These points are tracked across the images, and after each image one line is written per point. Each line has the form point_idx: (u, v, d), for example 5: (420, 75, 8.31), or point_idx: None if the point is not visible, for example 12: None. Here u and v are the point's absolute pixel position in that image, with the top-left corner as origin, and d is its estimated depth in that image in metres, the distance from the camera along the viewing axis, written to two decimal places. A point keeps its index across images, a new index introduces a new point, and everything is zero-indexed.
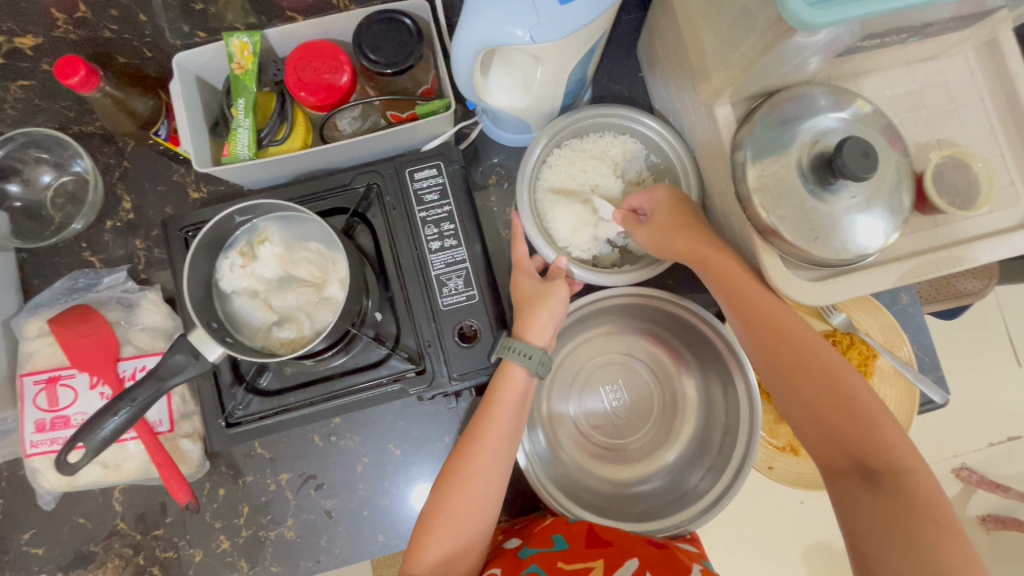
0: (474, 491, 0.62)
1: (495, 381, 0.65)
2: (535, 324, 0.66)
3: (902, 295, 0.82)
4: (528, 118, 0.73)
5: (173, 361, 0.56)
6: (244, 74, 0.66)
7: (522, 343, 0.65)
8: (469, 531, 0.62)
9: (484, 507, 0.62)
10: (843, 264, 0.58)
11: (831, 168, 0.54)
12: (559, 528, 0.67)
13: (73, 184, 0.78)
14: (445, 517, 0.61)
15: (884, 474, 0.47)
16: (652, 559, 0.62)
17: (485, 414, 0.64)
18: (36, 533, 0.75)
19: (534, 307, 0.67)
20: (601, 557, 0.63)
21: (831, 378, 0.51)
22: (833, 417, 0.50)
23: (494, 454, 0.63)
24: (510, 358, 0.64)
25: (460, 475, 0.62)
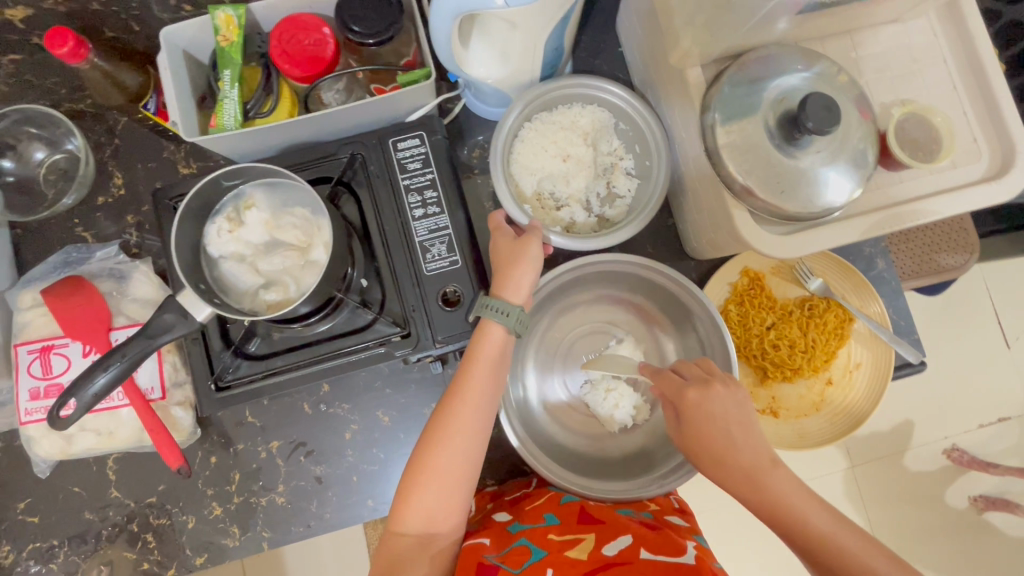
0: (456, 450, 0.63)
1: (474, 340, 0.66)
2: (513, 283, 0.67)
3: (878, 262, 0.84)
4: (507, 89, 0.75)
5: (163, 319, 0.58)
6: (230, 47, 0.68)
7: (499, 301, 0.66)
8: (452, 492, 0.63)
9: (467, 466, 0.63)
10: (810, 218, 0.60)
11: (795, 123, 0.57)
12: (552, 507, 0.70)
13: (65, 161, 0.80)
14: (429, 475, 0.62)
15: (831, 564, 0.51)
16: (645, 536, 0.64)
17: (465, 373, 0.65)
18: (31, 502, 0.77)
19: (513, 265, 0.67)
20: (593, 531, 0.65)
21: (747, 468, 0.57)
22: (751, 497, 0.57)
23: (475, 412, 0.64)
24: (487, 316, 0.65)
25: (441, 434, 0.63)
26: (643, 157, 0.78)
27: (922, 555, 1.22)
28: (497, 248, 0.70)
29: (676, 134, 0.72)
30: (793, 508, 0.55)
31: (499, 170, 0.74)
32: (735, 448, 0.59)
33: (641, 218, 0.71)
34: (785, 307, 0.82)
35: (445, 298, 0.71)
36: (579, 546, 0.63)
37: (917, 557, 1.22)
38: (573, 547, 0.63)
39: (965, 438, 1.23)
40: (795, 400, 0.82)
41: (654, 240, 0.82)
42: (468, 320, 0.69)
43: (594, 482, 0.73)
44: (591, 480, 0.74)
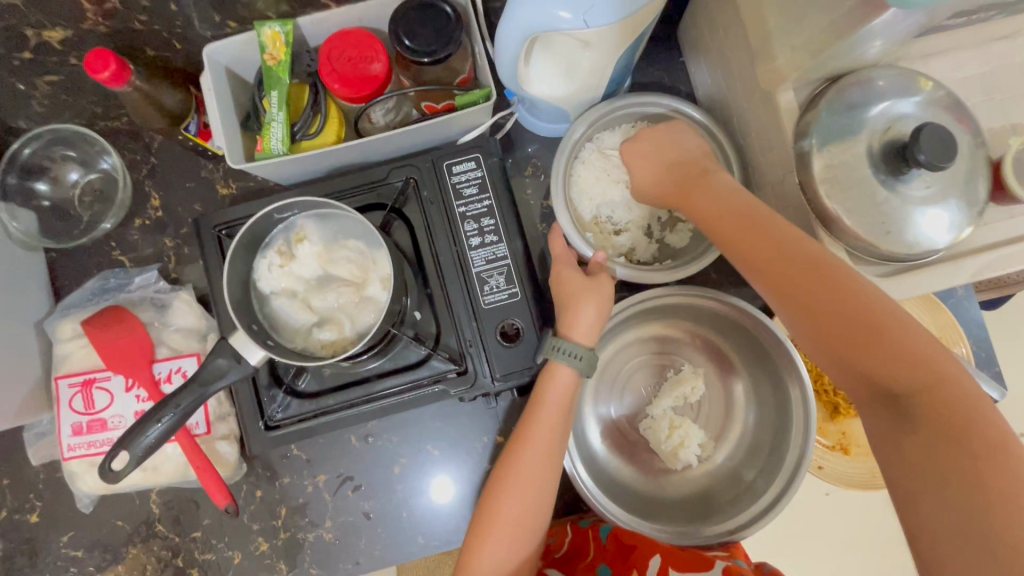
0: (525, 500, 0.59)
1: (542, 382, 0.63)
2: (582, 323, 0.63)
3: (957, 288, 0.79)
4: (569, 107, 0.69)
5: (216, 365, 0.55)
6: (276, 65, 0.64)
7: (570, 343, 0.62)
8: (522, 542, 0.59)
9: (535, 516, 0.60)
10: (912, 260, 0.55)
11: (905, 156, 0.51)
12: (598, 555, 0.66)
13: (101, 182, 0.77)
14: (497, 526, 0.59)
15: (941, 415, 0.41)
16: (674, 554, 0.62)
17: (532, 418, 0.62)
18: (74, 535, 0.75)
19: (581, 303, 0.64)
20: (632, 567, 0.61)
21: (857, 306, 0.46)
22: (859, 349, 0.45)
23: (544, 459, 0.60)
24: (556, 359, 0.62)
25: (509, 482, 0.60)
26: None
27: None
28: (562, 284, 0.66)
29: (752, 158, 0.67)
30: (922, 362, 0.43)
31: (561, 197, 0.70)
32: (847, 288, 0.47)
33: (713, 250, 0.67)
34: None
35: (505, 335, 0.67)
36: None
37: None
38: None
39: None
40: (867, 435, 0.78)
41: (720, 265, 0.77)
42: (535, 361, 0.65)
43: (660, 525, 0.68)
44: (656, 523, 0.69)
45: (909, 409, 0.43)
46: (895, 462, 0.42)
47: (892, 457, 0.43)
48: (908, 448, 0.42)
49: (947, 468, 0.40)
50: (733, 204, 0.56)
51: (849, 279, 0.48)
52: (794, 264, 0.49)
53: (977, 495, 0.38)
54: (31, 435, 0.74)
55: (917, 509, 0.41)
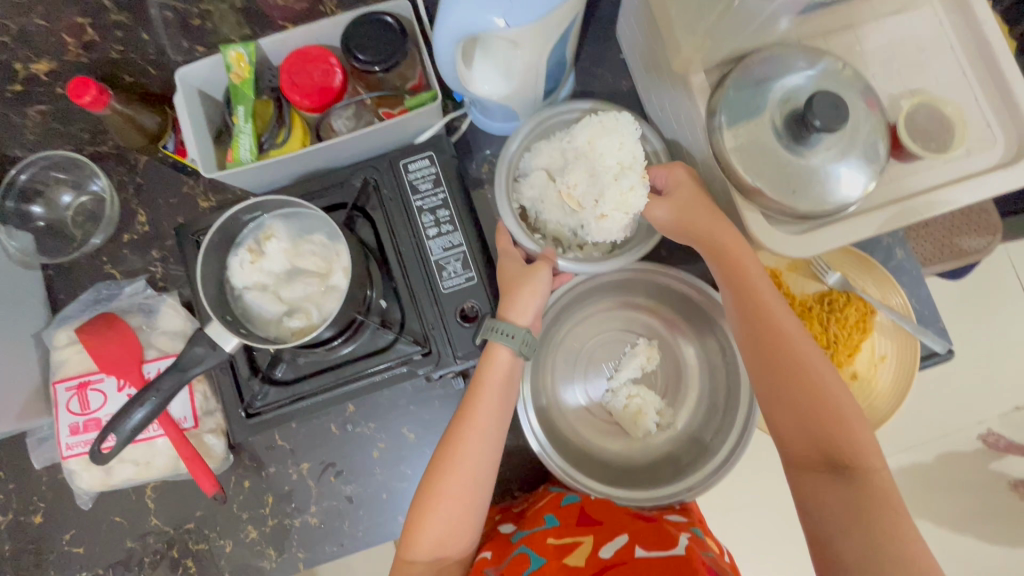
0: (464, 476, 0.63)
1: (481, 363, 0.67)
2: (520, 307, 0.68)
3: (897, 252, 0.84)
4: (514, 105, 0.76)
5: (194, 352, 0.60)
6: (242, 83, 0.70)
7: (506, 323, 0.67)
8: (462, 515, 0.63)
9: (475, 491, 0.64)
10: (826, 216, 0.60)
11: (803, 123, 0.56)
12: (552, 509, 0.70)
13: (92, 203, 0.83)
14: (438, 500, 0.63)
15: (871, 488, 0.52)
16: (640, 533, 0.64)
17: (474, 398, 0.66)
18: (76, 533, 0.80)
19: (519, 288, 0.68)
20: (590, 533, 0.65)
21: (822, 389, 0.57)
22: (820, 422, 0.56)
23: (482, 439, 0.65)
24: (494, 339, 0.67)
25: (452, 460, 0.64)
26: None
27: (965, 542, 1.19)
28: (504, 273, 0.71)
29: (682, 140, 0.73)
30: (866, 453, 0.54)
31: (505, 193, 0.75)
32: (823, 382, 0.57)
33: (655, 235, 0.73)
34: (804, 303, 0.81)
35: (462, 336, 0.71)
36: (577, 551, 0.63)
37: (960, 546, 1.19)
38: (571, 553, 0.63)
39: (1002, 421, 1.19)
40: None
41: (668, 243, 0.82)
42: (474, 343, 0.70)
43: (618, 489, 0.72)
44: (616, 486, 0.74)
45: (848, 477, 0.53)
46: (824, 508, 0.53)
47: (831, 512, 0.53)
48: (841, 500, 0.53)
49: (878, 537, 0.50)
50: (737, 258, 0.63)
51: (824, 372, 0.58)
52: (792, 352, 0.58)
53: (889, 548, 0.49)
54: (33, 439, 0.79)
55: (840, 557, 0.51)
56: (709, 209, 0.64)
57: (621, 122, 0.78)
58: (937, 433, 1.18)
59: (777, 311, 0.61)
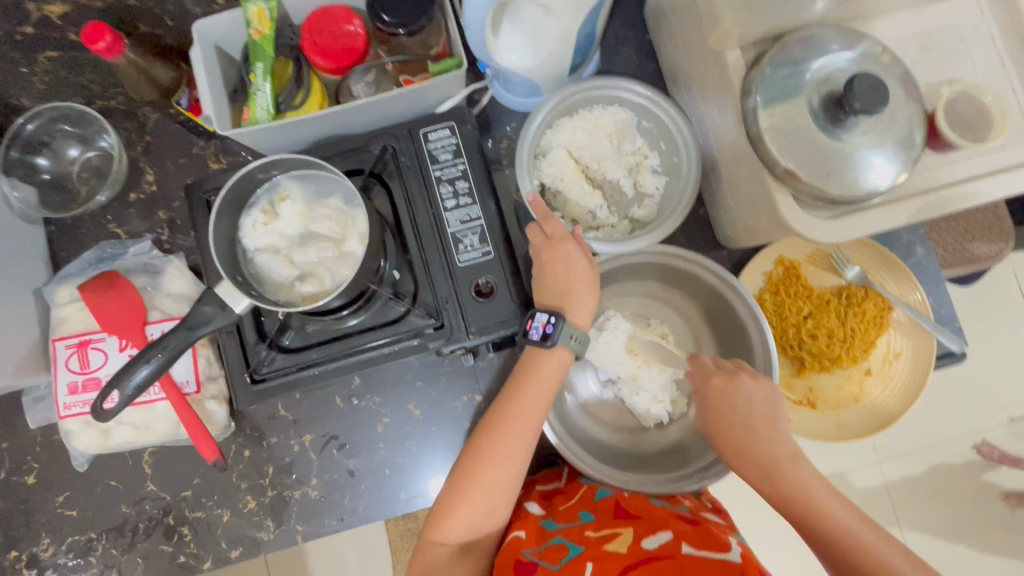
0: (504, 468, 0.64)
1: (537, 357, 0.67)
2: (583, 310, 0.69)
3: (917, 250, 0.83)
4: (539, 78, 0.74)
5: (202, 311, 0.58)
6: (261, 39, 0.68)
7: (575, 329, 0.67)
8: (496, 504, 0.64)
9: (511, 482, 0.64)
10: (855, 203, 0.58)
11: (842, 104, 0.55)
12: (586, 505, 0.69)
13: (98, 159, 0.81)
14: (475, 487, 0.63)
15: None
16: (686, 532, 0.62)
17: (520, 392, 0.66)
18: (69, 495, 0.78)
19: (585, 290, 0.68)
20: (630, 525, 0.64)
21: (833, 522, 0.58)
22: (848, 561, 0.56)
23: (523, 439, 0.65)
24: (565, 345, 0.66)
25: (494, 452, 0.64)
26: (669, 155, 0.77)
27: (957, 549, 1.19)
28: (572, 270, 0.68)
29: (710, 122, 0.71)
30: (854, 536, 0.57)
31: (526, 173, 0.74)
32: (791, 478, 0.62)
33: (676, 215, 0.71)
34: (821, 296, 0.80)
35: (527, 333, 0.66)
36: (617, 540, 0.62)
37: (952, 553, 1.19)
38: (611, 542, 0.62)
39: (1002, 430, 1.19)
40: (833, 392, 0.80)
41: (687, 230, 0.81)
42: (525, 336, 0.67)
43: (630, 476, 0.72)
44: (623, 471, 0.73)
45: None
46: None
47: None
48: None
49: None
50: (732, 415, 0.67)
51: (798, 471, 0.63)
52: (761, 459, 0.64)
53: None
54: (29, 398, 0.77)
55: None
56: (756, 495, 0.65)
57: (640, 100, 0.76)
58: (936, 439, 1.18)
59: (765, 451, 0.64)
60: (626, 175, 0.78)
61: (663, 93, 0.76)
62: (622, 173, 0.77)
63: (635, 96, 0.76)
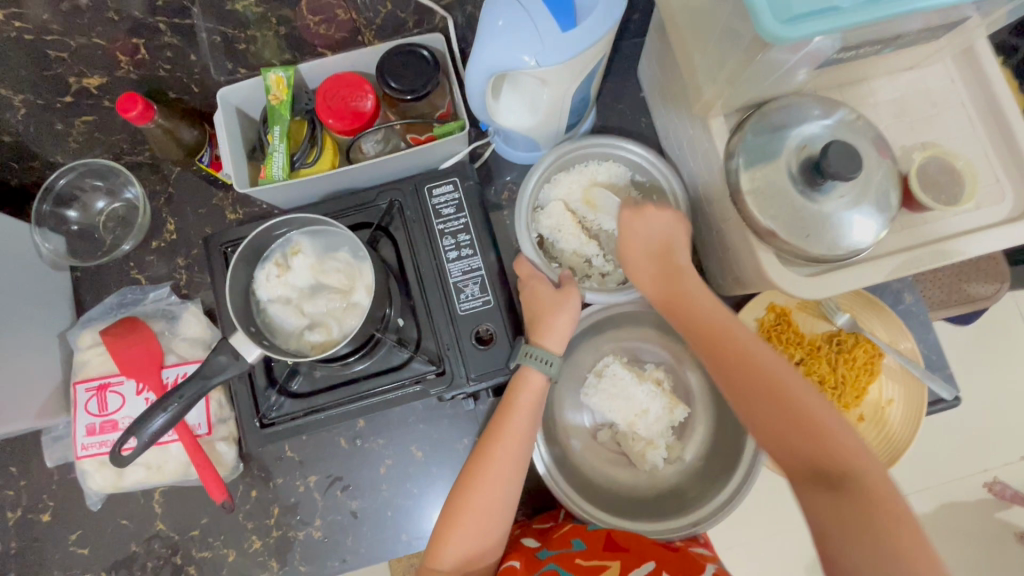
0: (493, 494, 0.64)
1: (515, 385, 0.69)
2: (553, 332, 0.71)
3: (906, 296, 0.85)
4: (537, 136, 0.78)
5: (217, 361, 0.62)
6: (279, 104, 0.74)
7: (540, 349, 0.70)
8: (489, 528, 0.64)
9: (502, 508, 0.65)
10: (836, 260, 0.61)
11: (817, 170, 0.59)
12: (579, 533, 0.70)
13: (124, 210, 0.87)
14: (468, 514, 0.63)
15: None
16: (665, 559, 0.65)
17: (505, 419, 0.67)
18: (82, 534, 0.80)
19: (554, 316, 0.71)
20: (618, 558, 0.65)
21: (867, 483, 0.49)
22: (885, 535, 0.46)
23: (509, 462, 0.65)
24: (529, 365, 0.69)
25: (482, 477, 0.64)
26: (660, 206, 0.81)
27: None
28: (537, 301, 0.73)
29: (699, 179, 0.75)
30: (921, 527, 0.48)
31: (524, 225, 0.77)
32: (798, 400, 0.54)
33: None
34: (813, 342, 0.82)
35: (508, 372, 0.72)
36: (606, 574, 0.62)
37: None
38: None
39: (1008, 470, 1.18)
40: None
41: None
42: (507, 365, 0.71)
43: (624, 519, 0.73)
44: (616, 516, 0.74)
45: None
46: None
47: None
48: None
49: None
50: (715, 317, 0.63)
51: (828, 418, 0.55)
52: (797, 413, 0.54)
53: None
54: (48, 438, 0.81)
55: None
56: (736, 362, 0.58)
57: (632, 154, 0.80)
58: (941, 479, 1.18)
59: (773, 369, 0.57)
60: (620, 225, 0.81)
61: (654, 151, 0.80)
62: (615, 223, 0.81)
63: (627, 151, 0.80)
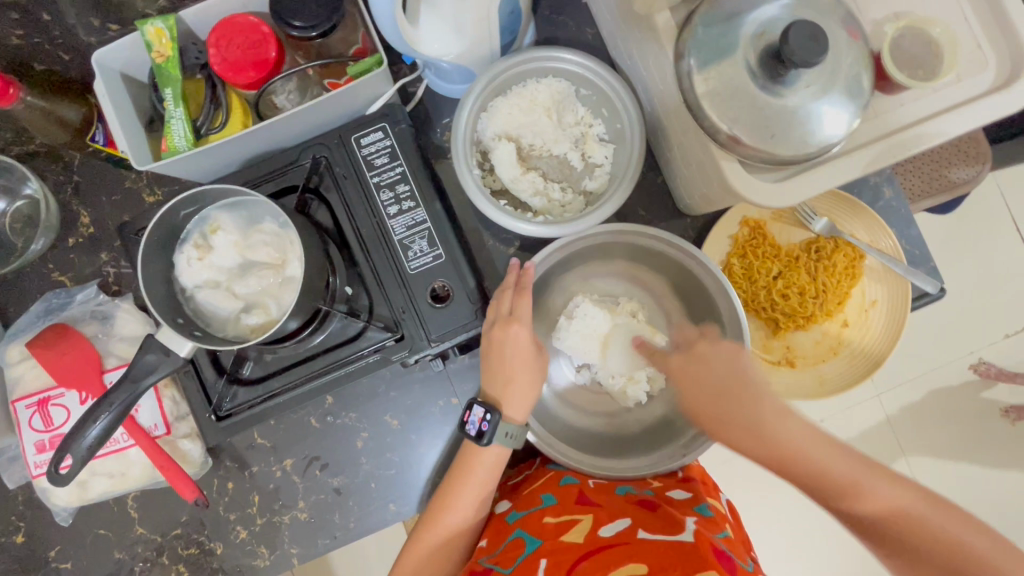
0: (461, 511, 0.68)
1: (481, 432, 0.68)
2: (519, 403, 0.67)
3: (885, 191, 0.80)
4: (469, 63, 0.69)
5: (145, 360, 0.56)
6: (166, 62, 0.64)
7: (507, 424, 0.66)
8: (456, 538, 0.68)
9: (468, 519, 0.68)
10: (807, 159, 0.55)
11: (779, 58, 0.51)
12: (551, 487, 0.69)
13: (28, 208, 0.77)
14: (435, 526, 0.67)
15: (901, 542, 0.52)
16: (642, 516, 0.62)
17: (475, 442, 0.69)
18: (61, 549, 0.78)
19: (520, 378, 0.66)
20: (590, 513, 0.64)
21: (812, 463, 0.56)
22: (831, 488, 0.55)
23: (478, 482, 0.68)
24: (500, 444, 0.66)
25: (453, 494, 0.68)
26: (612, 121, 0.74)
27: (961, 475, 1.19)
28: (518, 357, 0.66)
29: (653, 88, 0.67)
30: (955, 539, 0.51)
31: (465, 164, 0.70)
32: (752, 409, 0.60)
33: (625, 187, 0.68)
34: (790, 253, 0.78)
35: (463, 426, 0.66)
36: (574, 530, 0.63)
37: (958, 479, 1.19)
38: (569, 531, 0.63)
39: (995, 354, 1.18)
40: (811, 347, 0.78)
41: (646, 202, 0.79)
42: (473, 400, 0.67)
43: (606, 462, 0.71)
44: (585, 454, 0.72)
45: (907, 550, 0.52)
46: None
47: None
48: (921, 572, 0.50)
49: None
50: (717, 389, 0.64)
51: (847, 468, 0.55)
52: (783, 448, 0.57)
53: None
54: (2, 460, 0.76)
55: None
56: (728, 407, 0.62)
57: (575, 66, 0.72)
58: (930, 371, 1.18)
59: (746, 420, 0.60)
60: (573, 148, 0.75)
61: (596, 57, 0.72)
62: (566, 146, 0.74)
63: (568, 64, 0.72)
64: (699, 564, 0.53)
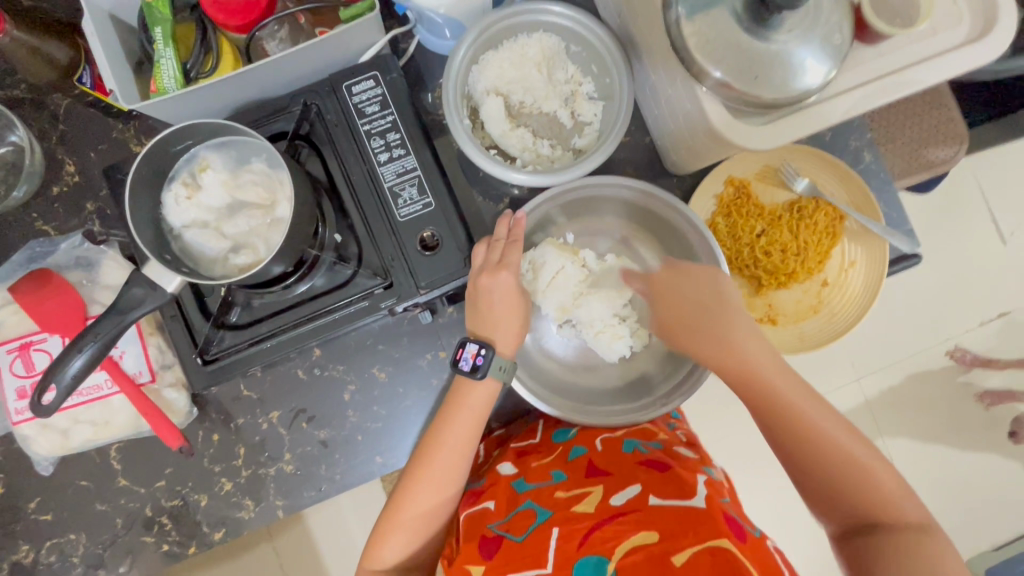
0: (450, 463, 0.67)
1: (465, 384, 0.68)
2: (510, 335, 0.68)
3: (865, 155, 0.82)
4: (459, 12, 0.70)
5: (132, 294, 0.56)
6: (156, 1, 0.64)
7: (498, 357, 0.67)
8: (446, 484, 0.67)
9: (458, 467, 0.67)
10: (788, 104, 0.57)
11: (763, 1, 0.53)
12: (560, 464, 0.70)
13: (12, 155, 0.76)
14: (424, 476, 0.67)
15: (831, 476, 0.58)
16: (653, 480, 0.62)
17: (460, 390, 0.68)
18: (41, 501, 0.77)
19: (509, 314, 0.68)
20: (601, 483, 0.64)
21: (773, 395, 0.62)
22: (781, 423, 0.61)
23: (465, 429, 0.67)
24: (495, 377, 0.67)
25: (441, 443, 0.67)
26: (602, 78, 0.75)
27: (935, 451, 1.22)
28: (508, 300, 0.67)
29: (642, 41, 0.68)
30: (874, 476, 0.57)
31: (456, 116, 0.71)
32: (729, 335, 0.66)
33: (615, 138, 0.69)
34: (773, 212, 0.79)
35: (457, 364, 0.67)
36: (586, 500, 0.63)
37: (932, 455, 1.22)
38: (580, 502, 0.63)
39: (969, 332, 1.22)
40: (792, 306, 0.80)
41: (634, 161, 0.80)
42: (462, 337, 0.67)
43: (597, 413, 0.73)
44: (576, 404, 0.74)
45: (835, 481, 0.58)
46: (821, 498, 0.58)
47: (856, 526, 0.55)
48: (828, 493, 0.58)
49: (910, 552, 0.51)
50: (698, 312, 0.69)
51: (803, 402, 0.61)
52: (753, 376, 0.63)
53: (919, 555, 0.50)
54: None
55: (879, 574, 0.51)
56: (702, 329, 0.68)
57: (564, 21, 0.73)
58: (908, 348, 1.21)
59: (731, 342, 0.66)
60: (562, 105, 0.76)
61: (585, 12, 0.73)
62: (555, 103, 0.75)
63: (558, 19, 0.73)
64: (714, 534, 0.53)
